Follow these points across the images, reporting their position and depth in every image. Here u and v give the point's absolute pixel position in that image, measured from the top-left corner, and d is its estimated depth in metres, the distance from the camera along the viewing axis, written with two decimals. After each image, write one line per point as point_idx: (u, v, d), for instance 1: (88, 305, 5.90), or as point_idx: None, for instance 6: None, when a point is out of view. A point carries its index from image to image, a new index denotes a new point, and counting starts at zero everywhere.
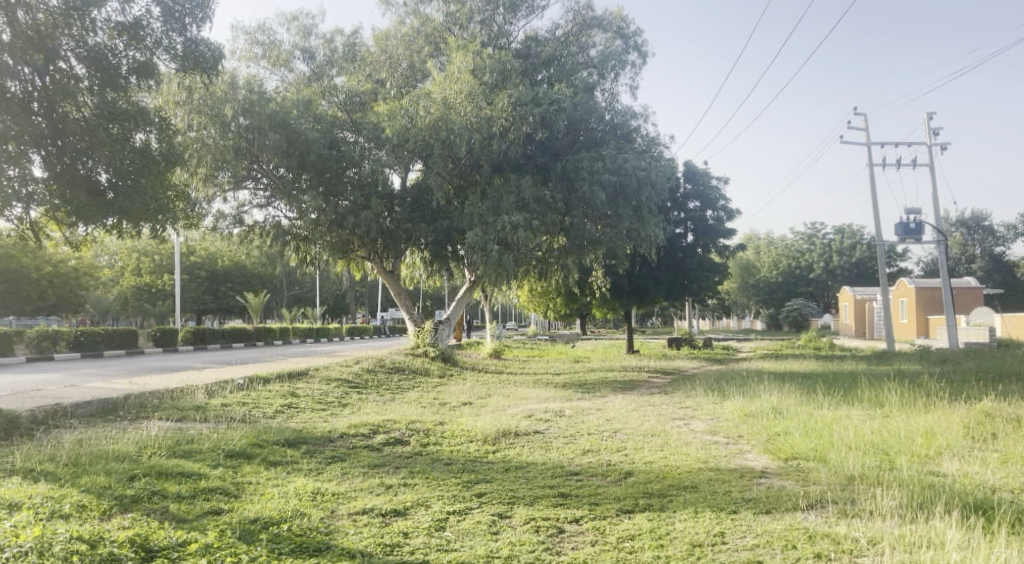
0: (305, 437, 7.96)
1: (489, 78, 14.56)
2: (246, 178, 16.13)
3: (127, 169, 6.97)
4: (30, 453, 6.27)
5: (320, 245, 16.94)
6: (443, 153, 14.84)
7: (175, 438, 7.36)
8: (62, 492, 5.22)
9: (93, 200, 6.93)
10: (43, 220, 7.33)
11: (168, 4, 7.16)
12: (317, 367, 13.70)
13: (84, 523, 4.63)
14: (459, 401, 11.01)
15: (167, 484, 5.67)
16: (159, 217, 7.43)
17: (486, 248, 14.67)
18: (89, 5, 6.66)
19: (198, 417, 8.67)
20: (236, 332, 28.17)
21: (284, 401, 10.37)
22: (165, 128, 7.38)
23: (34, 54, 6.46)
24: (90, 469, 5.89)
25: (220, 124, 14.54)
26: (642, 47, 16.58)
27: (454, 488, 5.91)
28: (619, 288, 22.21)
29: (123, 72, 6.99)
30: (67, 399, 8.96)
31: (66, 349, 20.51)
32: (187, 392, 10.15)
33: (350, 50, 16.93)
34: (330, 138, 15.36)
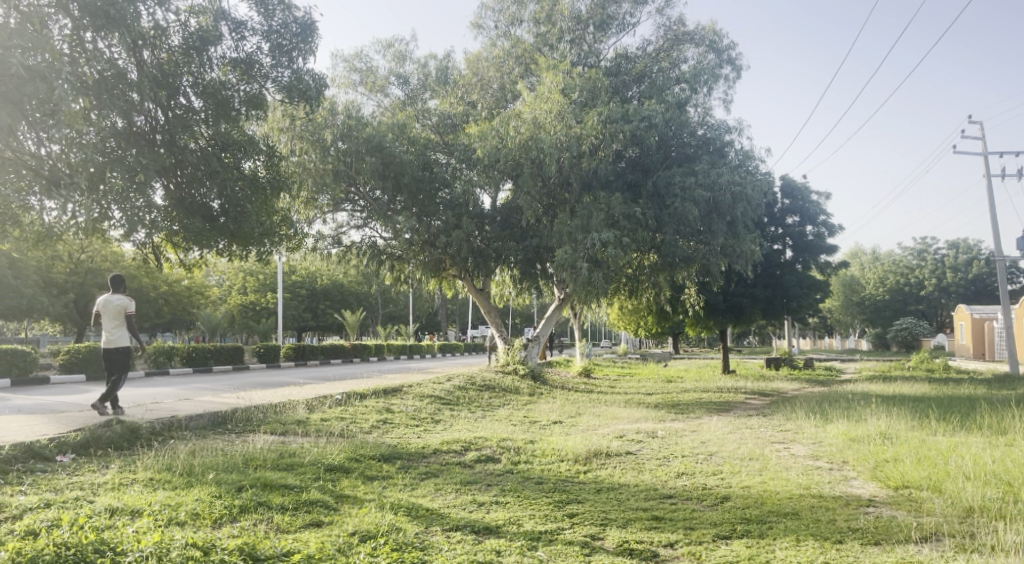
0: (400, 452, 8.14)
1: (579, 96, 14.61)
2: (344, 201, 16.74)
3: (237, 196, 7.28)
4: (150, 462, 6.67)
5: (413, 264, 17.36)
6: (533, 172, 14.95)
7: (277, 451, 7.68)
8: (178, 500, 5.52)
9: (207, 226, 7.30)
10: (161, 243, 7.73)
11: (276, 39, 7.54)
12: (411, 384, 13.95)
13: (198, 531, 4.89)
14: (550, 419, 10.99)
15: (272, 496, 5.90)
16: (263, 240, 7.73)
17: (575, 266, 14.65)
18: (206, 44, 7.03)
19: (299, 431, 9.01)
20: (334, 348, 29.17)
21: (379, 417, 10.62)
22: (271, 156, 7.67)
23: (159, 91, 6.69)
24: (202, 479, 6.22)
25: (320, 148, 15.18)
26: (737, 61, 16.21)
27: (545, 508, 5.89)
28: (713, 306, 21.71)
29: (235, 104, 7.32)
30: (180, 411, 9.49)
31: (180, 364, 21.78)
32: (289, 407, 10.57)
33: (443, 74, 17.46)
34: (423, 160, 15.73)
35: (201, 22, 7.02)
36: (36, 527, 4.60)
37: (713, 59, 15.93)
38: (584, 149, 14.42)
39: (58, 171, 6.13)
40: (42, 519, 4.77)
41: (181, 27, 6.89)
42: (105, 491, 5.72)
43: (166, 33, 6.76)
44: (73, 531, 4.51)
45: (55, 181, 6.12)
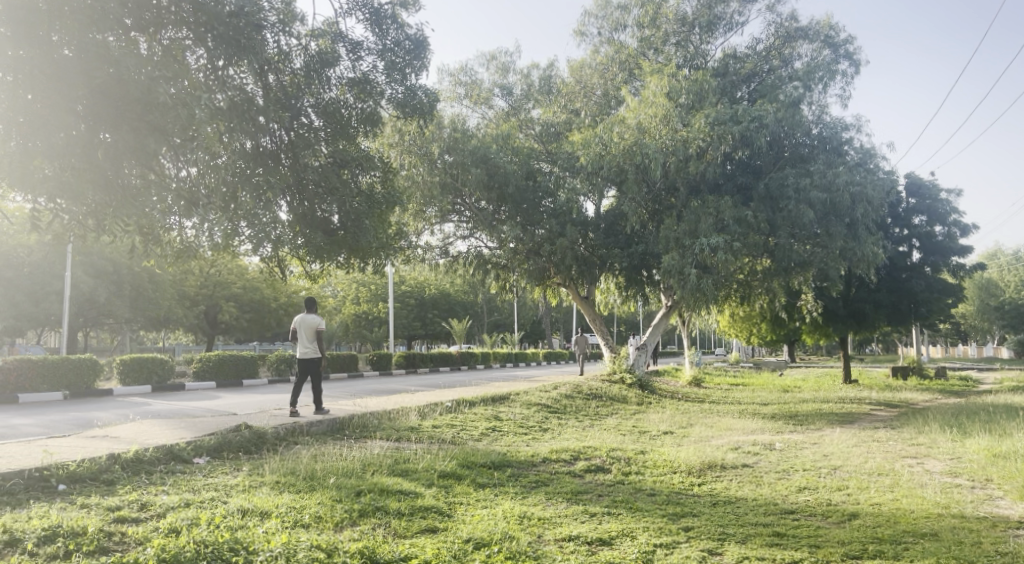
0: (510, 460, 8.19)
1: (686, 99, 14.19)
2: (451, 212, 17.08)
3: (357, 211, 7.31)
4: (276, 466, 7.01)
5: (518, 273, 17.49)
6: (638, 178, 14.75)
7: (393, 456, 7.92)
8: (302, 503, 5.76)
9: (328, 241, 7.37)
10: (287, 257, 8.09)
11: (390, 57, 7.19)
12: (518, 392, 14.04)
13: (320, 533, 5.08)
14: (661, 429, 10.78)
15: (389, 501, 6.08)
16: (377, 253, 7.91)
17: (684, 272, 14.37)
18: (325, 65, 6.85)
19: (412, 438, 9.23)
20: (443, 356, 29.83)
21: (488, 425, 10.73)
22: (387, 172, 7.82)
23: (282, 113, 6.59)
24: (324, 483, 6.48)
25: (428, 161, 15.49)
26: (854, 55, 15.49)
27: (660, 521, 5.77)
28: (832, 313, 20.91)
29: (353, 123, 7.12)
30: (303, 416, 9.95)
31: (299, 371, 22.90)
32: (403, 414, 10.85)
33: (546, 83, 17.58)
34: (527, 169, 15.86)
35: (320, 44, 6.88)
36: (178, 524, 4.93)
37: (829, 55, 15.33)
38: (690, 152, 14.09)
39: (197, 192, 6.17)
40: (183, 517, 5.11)
41: (301, 50, 6.75)
42: (236, 492, 6.05)
43: (288, 57, 6.65)
44: (210, 529, 4.80)
45: (195, 202, 6.13)
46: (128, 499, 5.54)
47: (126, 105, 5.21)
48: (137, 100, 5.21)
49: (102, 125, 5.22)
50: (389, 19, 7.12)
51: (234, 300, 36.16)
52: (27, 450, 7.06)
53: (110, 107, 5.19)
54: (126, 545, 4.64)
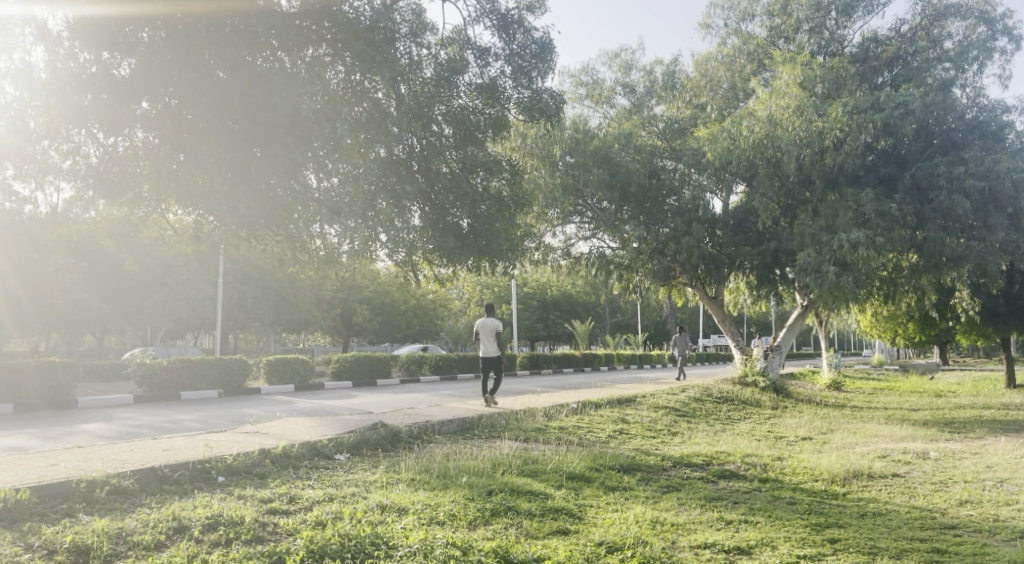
0: (640, 464, 8.06)
1: (822, 88, 13.57)
2: (573, 213, 17.05)
3: (485, 215, 7.14)
4: (411, 464, 7.23)
5: (642, 273, 17.15)
6: (770, 172, 14.22)
7: (523, 457, 7.97)
8: (437, 500, 5.91)
9: (459, 243, 7.18)
10: (417, 261, 8.17)
11: (517, 62, 7.22)
12: (645, 395, 13.81)
13: (456, 531, 5.19)
14: (798, 435, 10.30)
15: (520, 501, 6.12)
16: (507, 255, 7.76)
17: (821, 270, 13.70)
18: (455, 73, 6.90)
19: (541, 439, 9.26)
20: (567, 357, 29.85)
21: (616, 426, 10.67)
22: (514, 179, 7.64)
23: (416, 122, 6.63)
24: (457, 482, 6.62)
25: (549, 164, 15.47)
26: (1014, 31, 14.19)
27: (802, 531, 5.49)
28: (991, 311, 19.22)
29: (481, 128, 7.12)
30: (435, 416, 10.21)
31: (428, 371, 23.56)
32: (530, 415, 10.90)
33: (670, 79, 17.23)
34: (650, 167, 15.63)
35: (449, 52, 6.93)
36: (323, 518, 5.18)
37: (985, 32, 14.02)
38: (827, 144, 13.39)
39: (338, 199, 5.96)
40: (327, 511, 5.36)
41: (432, 59, 6.81)
42: (375, 488, 6.30)
43: (419, 66, 6.67)
44: (353, 523, 5.01)
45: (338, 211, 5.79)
46: (278, 492, 5.88)
47: (273, 119, 5.43)
48: (283, 115, 5.43)
49: (252, 139, 5.43)
50: (516, 23, 7.18)
51: (367, 303, 37.82)
52: (189, 444, 7.65)
53: (257, 119, 5.42)
54: (278, 535, 4.90)
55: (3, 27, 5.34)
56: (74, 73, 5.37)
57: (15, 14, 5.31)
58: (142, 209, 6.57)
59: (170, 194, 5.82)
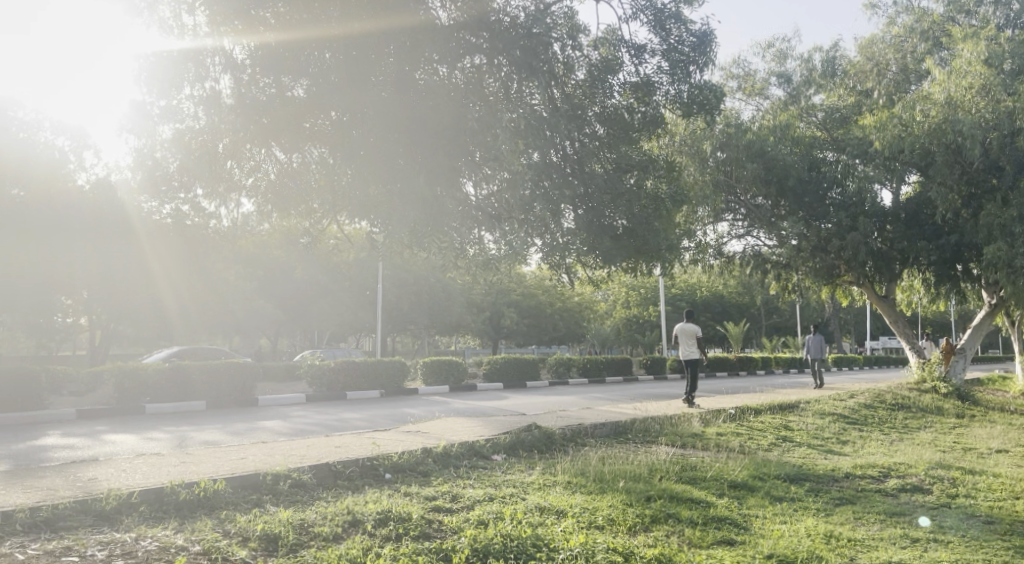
0: (808, 473, 7.62)
1: (1011, 65, 12.62)
2: (724, 211, 16.18)
3: (640, 214, 7.01)
4: (568, 466, 7.21)
5: (803, 273, 16.21)
6: (951, 160, 12.93)
7: (680, 463, 7.76)
8: (595, 504, 5.85)
9: (614, 244, 7.05)
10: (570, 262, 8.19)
11: (675, 56, 7.01)
12: (808, 400, 13.07)
13: (616, 536, 5.11)
14: (991, 448, 9.32)
15: (681, 508, 5.94)
16: (664, 254, 7.56)
17: (1014, 266, 12.47)
18: (608, 73, 6.82)
19: (699, 445, 8.98)
20: (720, 360, 28.83)
21: (779, 434, 10.13)
22: (671, 174, 7.52)
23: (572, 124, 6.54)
24: (614, 486, 6.52)
25: (700, 161, 14.75)
26: None
27: (1003, 554, 4.95)
28: None
29: (635, 126, 7.01)
30: (588, 419, 10.15)
31: (577, 374, 23.54)
32: (685, 420, 10.61)
33: (830, 66, 16.21)
34: (809, 159, 14.82)
35: (601, 52, 6.88)
36: (485, 518, 5.26)
37: None
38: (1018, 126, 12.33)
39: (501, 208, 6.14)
40: (488, 511, 5.45)
41: (585, 60, 6.75)
42: (533, 490, 6.33)
43: (573, 67, 6.60)
44: (514, 524, 5.06)
45: (496, 219, 6.13)
46: (441, 490, 6.06)
47: (438, 129, 5.64)
48: (448, 125, 5.64)
49: (417, 151, 5.66)
50: (672, 17, 6.95)
51: (515, 306, 38.49)
52: (358, 441, 8.08)
53: (421, 129, 5.63)
54: (444, 532, 5.05)
55: (195, 57, 5.77)
56: (255, 97, 5.72)
57: (206, 45, 5.73)
58: (315, 219, 6.99)
59: (343, 204, 6.19)
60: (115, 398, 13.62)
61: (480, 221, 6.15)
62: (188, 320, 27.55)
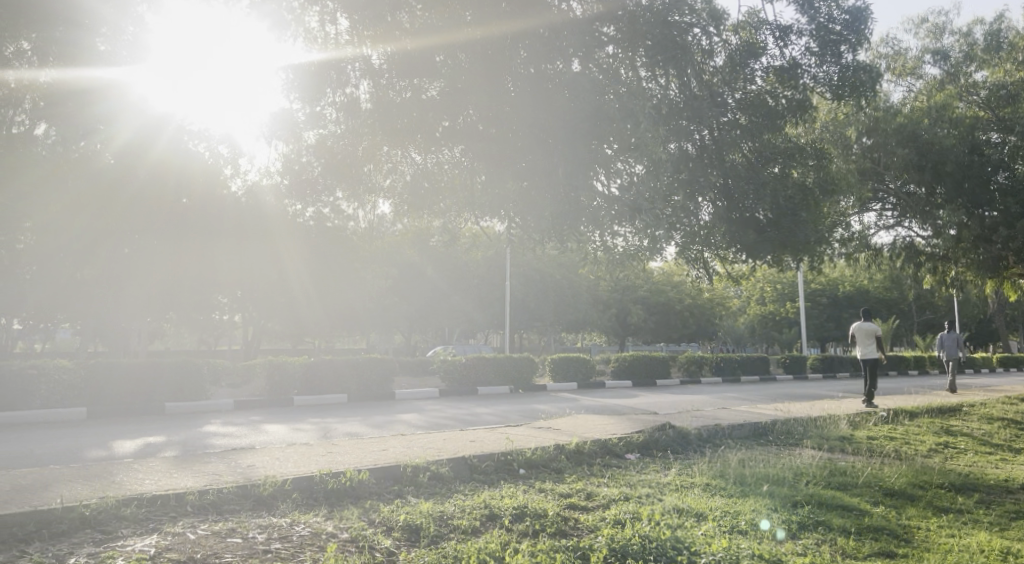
0: (976, 483, 6.97)
1: None
2: (872, 201, 15.17)
3: (785, 204, 6.75)
4: (706, 468, 6.96)
5: (963, 265, 14.91)
6: None
7: (828, 467, 7.30)
8: (738, 508, 5.60)
9: (758, 236, 6.77)
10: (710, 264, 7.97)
11: (824, 35, 6.60)
12: (972, 404, 12.00)
13: (762, 542, 4.86)
14: None
15: (832, 516, 5.57)
16: (812, 247, 7.22)
17: None
18: (751, 57, 6.44)
19: (849, 449, 8.44)
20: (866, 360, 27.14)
21: (939, 439, 9.34)
22: (821, 162, 7.16)
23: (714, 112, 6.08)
24: (757, 490, 6.22)
25: (843, 148, 13.85)
26: None
27: None
28: None
29: (781, 112, 6.59)
30: (725, 419, 9.80)
31: (710, 372, 22.84)
32: (832, 422, 10.02)
33: (994, 38, 14.90)
34: (970, 143, 13.35)
35: (741, 36, 6.45)
36: (622, 517, 5.15)
37: None
38: None
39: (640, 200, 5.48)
40: (625, 511, 5.33)
41: (725, 46, 6.31)
42: (670, 490, 6.16)
43: (710, 54, 6.16)
44: (651, 525, 4.91)
45: (637, 209, 5.49)
46: (575, 488, 6.00)
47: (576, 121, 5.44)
48: (584, 118, 5.37)
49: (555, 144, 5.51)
50: None
51: (643, 302, 37.93)
52: (492, 436, 8.17)
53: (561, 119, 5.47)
54: (581, 530, 4.97)
55: (334, 64, 5.87)
56: (392, 100, 5.83)
57: (346, 53, 5.84)
58: (447, 217, 7.11)
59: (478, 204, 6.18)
60: (267, 390, 14.51)
61: (624, 214, 5.56)
62: (321, 315, 28.82)
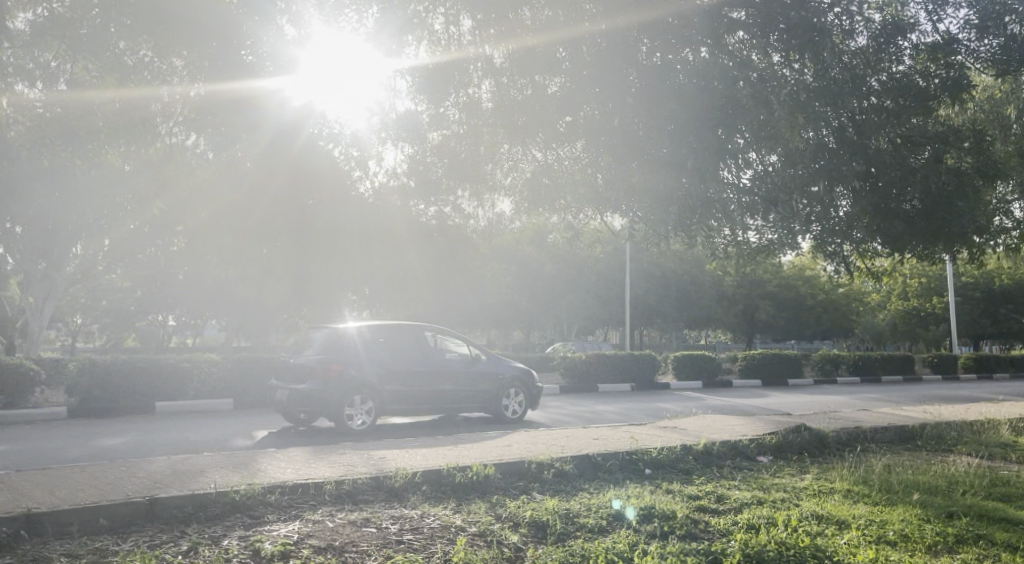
0: None
1: None
2: None
3: (939, 194, 6.20)
4: (846, 473, 6.58)
5: None
6: None
7: (987, 476, 6.72)
8: (884, 517, 5.25)
9: (908, 228, 6.36)
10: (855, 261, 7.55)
11: (985, 4, 6.04)
12: None
13: (913, 555, 4.52)
14: None
15: (994, 529, 5.12)
16: (974, 237, 6.65)
17: None
18: (899, 33, 5.88)
19: (1011, 457, 7.73)
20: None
21: None
22: (981, 144, 6.62)
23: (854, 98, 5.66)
24: (905, 498, 5.81)
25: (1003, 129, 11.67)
26: None
27: None
28: None
29: (931, 92, 6.07)
30: (866, 422, 9.22)
31: (846, 372, 21.61)
32: (989, 427, 9.21)
33: None
34: None
35: (886, 13, 5.96)
36: (756, 522, 4.94)
37: None
38: None
39: (774, 190, 5.49)
40: (759, 515, 5.12)
41: (867, 24, 5.73)
42: (807, 496, 5.85)
43: (852, 34, 5.62)
44: (789, 531, 4.69)
45: (771, 202, 5.52)
46: (705, 490, 5.82)
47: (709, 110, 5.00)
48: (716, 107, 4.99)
49: (686, 132, 5.07)
50: None
51: (771, 298, 36.39)
52: (616, 434, 8.07)
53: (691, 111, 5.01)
54: (712, 534, 4.80)
55: (456, 65, 5.98)
56: (515, 98, 5.90)
57: (469, 54, 5.93)
58: (569, 214, 7.06)
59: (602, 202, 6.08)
60: None
61: (758, 207, 5.58)
62: (444, 314, 29.24)
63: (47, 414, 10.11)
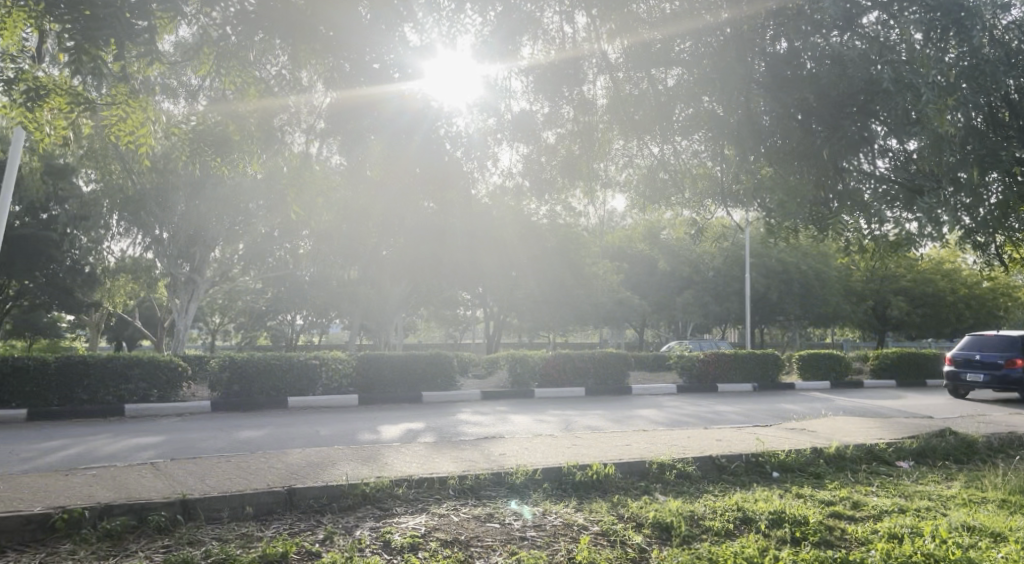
0: None
1: None
2: None
3: None
4: (999, 481, 6.08)
5: None
6: None
7: None
8: None
9: None
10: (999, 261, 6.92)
11: None
12: None
13: None
14: None
15: None
16: None
17: None
18: None
19: None
20: None
21: None
22: None
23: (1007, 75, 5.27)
24: None
25: None
26: None
27: None
28: None
29: None
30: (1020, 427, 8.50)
31: None
32: None
33: None
34: None
35: None
36: (899, 532, 4.65)
37: None
38: None
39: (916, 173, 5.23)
40: (902, 524, 4.81)
41: None
42: (955, 505, 5.45)
43: (1004, 9, 5.28)
44: (937, 543, 4.38)
45: (916, 191, 5.21)
46: (839, 496, 5.53)
47: (847, 97, 4.96)
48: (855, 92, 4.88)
49: (819, 119, 5.07)
50: None
51: (904, 295, 34.16)
52: (740, 436, 7.83)
53: (825, 100, 4.99)
54: (849, 542, 4.57)
55: (572, 63, 5.84)
56: (632, 94, 5.67)
57: (585, 50, 5.76)
58: (686, 209, 6.92)
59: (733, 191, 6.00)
60: (510, 382, 15.18)
61: (899, 196, 5.28)
62: (557, 314, 29.13)
63: (193, 407, 10.85)
